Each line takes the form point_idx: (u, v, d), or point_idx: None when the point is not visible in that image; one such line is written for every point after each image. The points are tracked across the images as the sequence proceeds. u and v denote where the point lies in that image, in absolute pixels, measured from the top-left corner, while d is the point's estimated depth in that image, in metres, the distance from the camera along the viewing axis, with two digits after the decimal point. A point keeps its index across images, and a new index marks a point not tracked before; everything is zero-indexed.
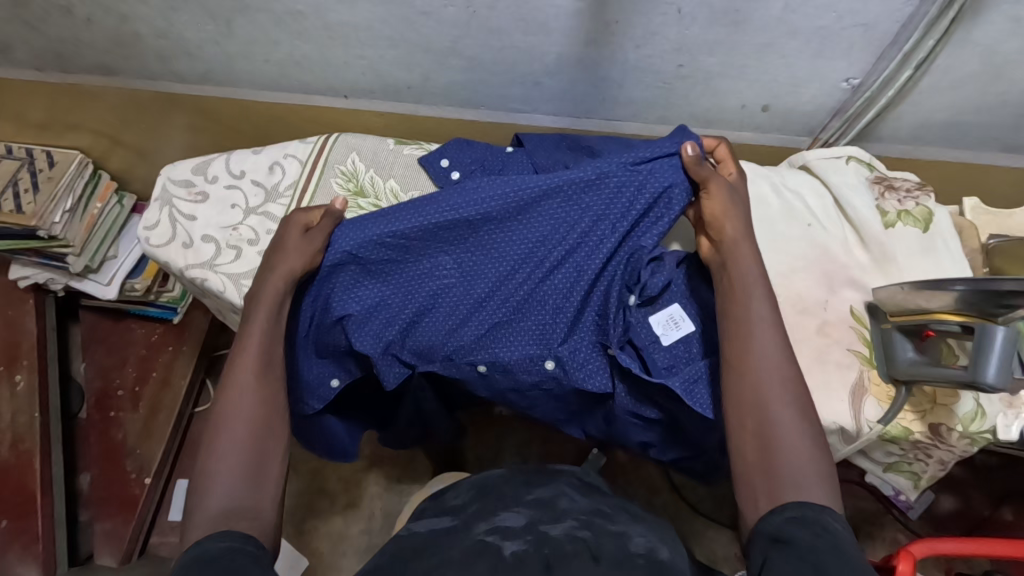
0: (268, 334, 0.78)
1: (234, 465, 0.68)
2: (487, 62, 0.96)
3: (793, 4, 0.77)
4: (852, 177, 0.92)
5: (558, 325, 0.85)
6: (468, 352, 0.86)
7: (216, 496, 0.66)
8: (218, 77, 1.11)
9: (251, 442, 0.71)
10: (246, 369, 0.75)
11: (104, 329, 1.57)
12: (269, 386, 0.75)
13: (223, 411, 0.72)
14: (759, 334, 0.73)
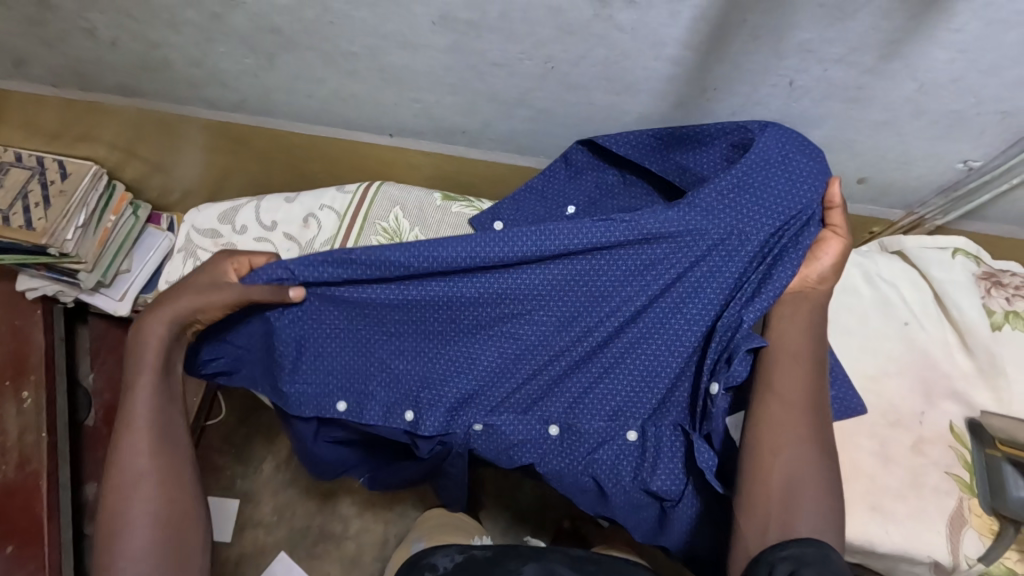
0: (157, 406, 0.72)
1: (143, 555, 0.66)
2: (557, 116, 0.86)
3: (929, 86, 0.67)
4: (960, 275, 0.83)
5: (644, 398, 0.79)
6: (541, 411, 0.81)
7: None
8: (252, 106, 1.01)
9: (159, 528, 0.67)
10: (138, 455, 0.70)
11: (115, 339, 1.49)
12: (164, 471, 0.70)
13: (119, 504, 0.68)
14: (792, 374, 0.70)
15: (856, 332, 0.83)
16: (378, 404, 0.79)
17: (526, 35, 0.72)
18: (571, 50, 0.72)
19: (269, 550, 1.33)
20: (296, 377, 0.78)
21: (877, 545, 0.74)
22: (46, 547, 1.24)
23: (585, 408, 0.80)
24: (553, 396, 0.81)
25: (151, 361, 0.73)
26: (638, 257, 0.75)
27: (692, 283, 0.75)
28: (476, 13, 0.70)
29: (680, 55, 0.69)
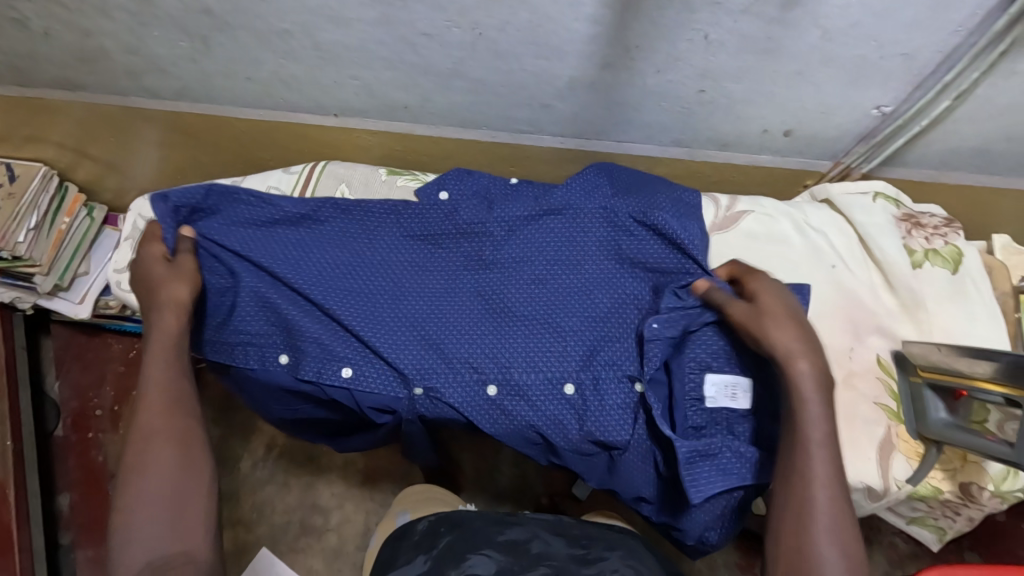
0: (172, 373, 0.75)
1: (155, 510, 0.66)
2: (492, 85, 0.89)
3: (832, 32, 0.71)
4: (880, 218, 0.87)
5: (574, 352, 0.85)
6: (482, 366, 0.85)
7: (135, 550, 0.64)
8: (195, 93, 1.02)
9: (173, 483, 0.68)
10: (156, 419, 0.71)
11: (79, 346, 1.48)
12: (179, 434, 0.71)
13: (138, 463, 0.69)
14: (817, 447, 0.67)
15: (788, 277, 0.87)
16: (314, 359, 0.84)
17: (450, 3, 0.74)
18: (495, 15, 0.75)
19: (250, 548, 1.33)
20: (246, 336, 0.86)
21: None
22: (17, 555, 1.23)
23: (522, 364, 0.85)
24: (495, 353, 0.85)
25: (157, 338, 0.77)
26: (552, 222, 0.89)
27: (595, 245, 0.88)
28: None
29: (598, 14, 0.72)
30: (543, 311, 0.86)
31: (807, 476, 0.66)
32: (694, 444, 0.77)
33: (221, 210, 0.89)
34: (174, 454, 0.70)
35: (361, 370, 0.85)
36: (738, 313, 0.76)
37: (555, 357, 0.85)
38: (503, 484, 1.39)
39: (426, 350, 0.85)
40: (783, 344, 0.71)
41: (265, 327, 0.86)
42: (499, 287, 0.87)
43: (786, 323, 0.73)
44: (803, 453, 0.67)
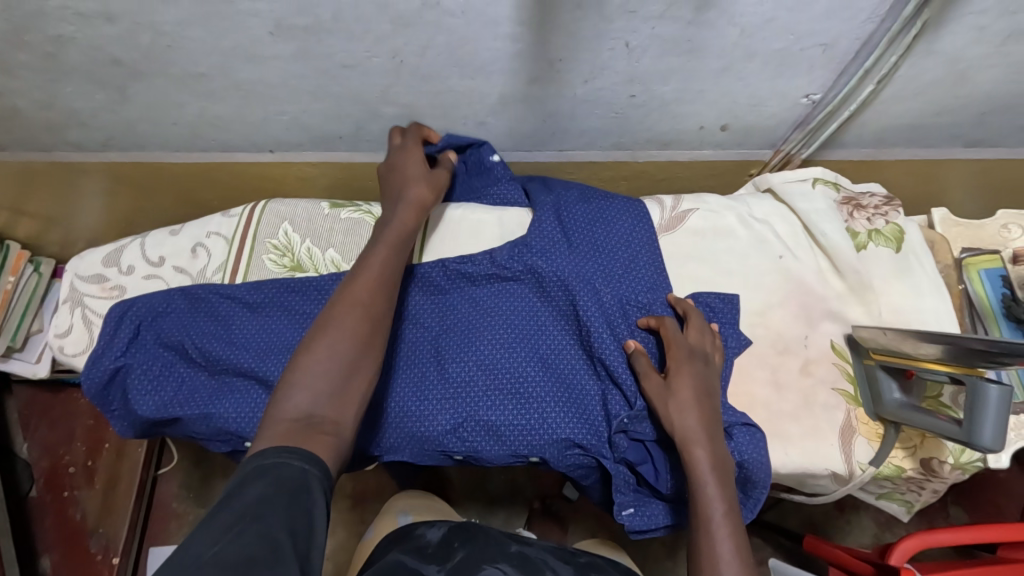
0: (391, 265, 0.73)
1: (328, 373, 0.63)
2: (423, 108, 0.87)
3: (750, 29, 0.71)
4: (822, 203, 0.88)
5: (537, 416, 0.79)
6: (439, 444, 0.80)
7: (302, 395, 0.62)
8: (122, 142, 0.99)
9: (355, 356, 0.65)
10: (362, 292, 0.69)
11: (45, 403, 1.43)
12: (378, 314, 0.68)
13: (327, 320, 0.66)
14: (711, 486, 0.68)
15: (738, 271, 0.87)
16: None
17: (364, 33, 0.72)
18: (412, 41, 0.73)
19: None
20: (200, 427, 0.84)
21: (778, 466, 0.79)
22: None
23: (482, 440, 0.80)
24: (452, 428, 0.80)
25: (396, 228, 0.75)
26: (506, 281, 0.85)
27: (549, 301, 0.84)
28: (309, 18, 0.70)
29: (516, 32, 0.71)
30: (501, 375, 0.81)
31: (710, 526, 0.66)
32: (634, 505, 0.79)
33: (170, 307, 0.88)
34: (366, 330, 0.66)
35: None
36: (650, 385, 0.76)
37: (516, 429, 0.79)
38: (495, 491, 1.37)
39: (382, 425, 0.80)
40: (686, 427, 0.71)
41: (213, 418, 0.83)
42: (453, 355, 0.82)
43: (692, 405, 0.73)
44: (703, 506, 0.68)
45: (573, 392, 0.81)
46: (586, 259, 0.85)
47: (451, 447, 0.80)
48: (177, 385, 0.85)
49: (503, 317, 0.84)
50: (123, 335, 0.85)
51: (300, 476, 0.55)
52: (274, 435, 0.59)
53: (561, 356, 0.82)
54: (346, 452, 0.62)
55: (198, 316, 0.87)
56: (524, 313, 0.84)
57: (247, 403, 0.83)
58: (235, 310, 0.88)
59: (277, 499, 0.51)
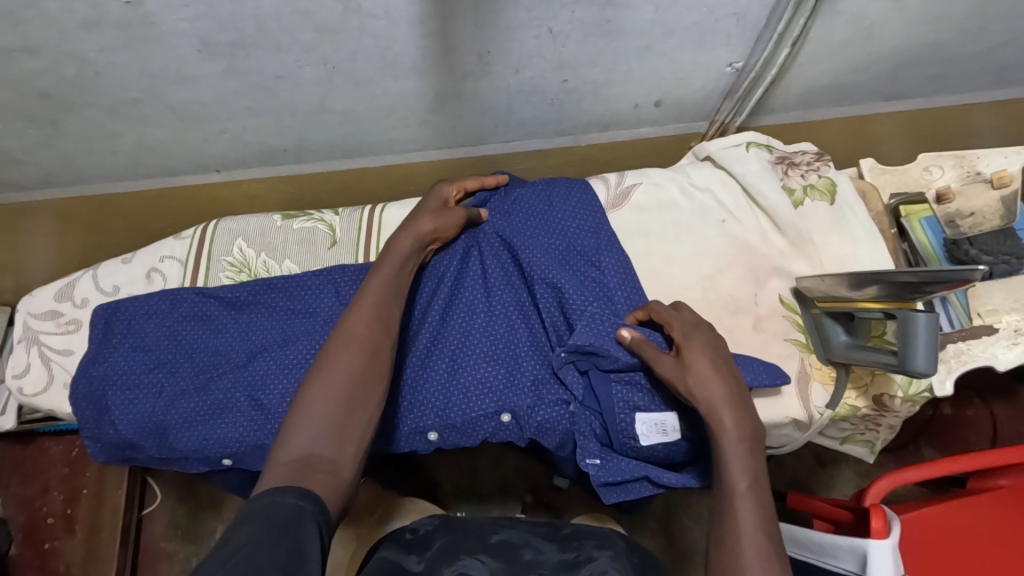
0: (388, 294, 0.73)
1: (325, 412, 0.62)
2: (362, 113, 0.88)
3: (663, 6, 0.74)
4: (756, 164, 0.91)
5: (510, 377, 0.81)
6: (415, 417, 0.81)
7: (297, 438, 0.60)
8: (64, 178, 0.98)
9: (347, 398, 0.63)
10: (356, 322, 0.69)
11: (14, 457, 1.40)
12: (372, 348, 0.67)
13: (323, 361, 0.66)
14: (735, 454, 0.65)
15: (683, 235, 0.91)
16: (254, 453, 0.81)
17: (292, 43, 0.73)
18: (341, 47, 0.75)
19: None
20: (171, 444, 0.81)
21: None
22: None
23: (451, 403, 0.81)
24: (426, 397, 0.81)
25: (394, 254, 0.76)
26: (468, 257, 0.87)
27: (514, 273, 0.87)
28: (233, 33, 0.70)
29: (440, 28, 0.73)
30: (473, 342, 0.83)
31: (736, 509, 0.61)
32: (599, 456, 0.79)
33: (142, 324, 0.87)
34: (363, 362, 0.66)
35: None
36: (665, 366, 0.73)
37: (481, 385, 0.81)
38: (485, 489, 1.40)
39: None
40: (710, 395, 0.68)
41: (189, 434, 0.81)
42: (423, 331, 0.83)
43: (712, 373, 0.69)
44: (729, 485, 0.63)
45: (532, 343, 0.83)
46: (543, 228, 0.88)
47: (424, 418, 0.80)
48: (151, 396, 0.83)
49: (467, 291, 0.86)
50: (104, 353, 0.86)
51: (293, 513, 0.52)
52: (273, 477, 0.56)
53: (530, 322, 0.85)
54: (347, 492, 0.59)
55: (171, 322, 0.87)
56: (489, 285, 0.86)
57: (223, 411, 0.82)
58: (207, 312, 0.88)
59: (267, 541, 0.48)
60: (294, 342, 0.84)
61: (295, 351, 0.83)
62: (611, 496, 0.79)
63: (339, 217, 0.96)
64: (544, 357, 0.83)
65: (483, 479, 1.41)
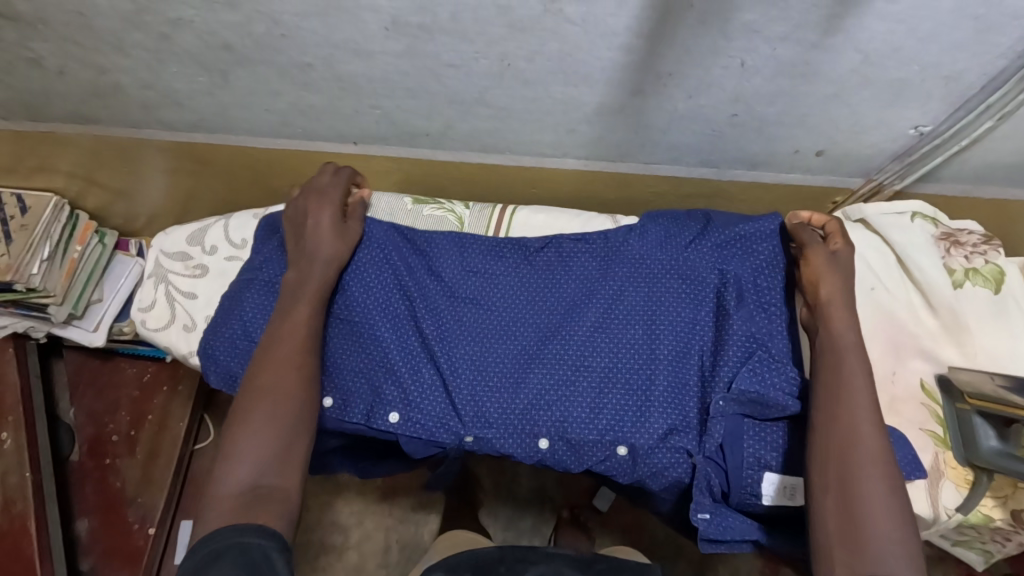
0: (306, 331, 0.78)
1: (260, 446, 0.69)
2: (518, 111, 0.87)
3: (874, 56, 0.69)
4: (920, 237, 0.85)
5: (636, 411, 0.80)
6: (529, 422, 0.81)
7: (244, 469, 0.68)
8: (211, 125, 1.00)
9: (278, 432, 0.71)
10: (281, 357, 0.75)
11: (91, 371, 1.46)
12: (304, 383, 0.74)
13: (255, 392, 0.72)
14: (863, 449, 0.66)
15: None
16: (364, 403, 0.83)
17: (478, 35, 0.72)
18: (524, 45, 0.73)
19: None
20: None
21: None
22: None
23: (572, 416, 0.81)
24: (545, 406, 0.82)
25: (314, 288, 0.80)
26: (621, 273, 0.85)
27: (671, 300, 0.83)
28: (426, 16, 0.70)
29: (631, 43, 0.70)
30: (605, 361, 0.82)
31: (843, 422, 0.68)
32: (711, 511, 0.76)
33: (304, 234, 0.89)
34: (280, 405, 0.72)
35: (410, 414, 0.82)
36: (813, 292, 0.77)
37: (603, 411, 0.80)
38: (522, 494, 1.39)
39: (464, 402, 0.82)
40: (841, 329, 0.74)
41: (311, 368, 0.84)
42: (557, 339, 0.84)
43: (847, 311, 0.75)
44: (844, 406, 0.69)
45: (670, 379, 0.81)
46: (706, 266, 0.84)
47: (541, 422, 0.81)
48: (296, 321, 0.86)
49: (614, 311, 0.84)
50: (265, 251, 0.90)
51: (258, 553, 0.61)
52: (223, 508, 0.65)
53: (673, 359, 0.81)
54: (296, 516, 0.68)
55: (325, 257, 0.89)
56: (635, 308, 0.84)
57: (357, 365, 0.84)
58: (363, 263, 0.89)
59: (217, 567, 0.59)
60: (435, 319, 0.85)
61: (434, 328, 0.85)
62: (709, 547, 0.77)
63: (469, 211, 0.96)
64: (678, 400, 0.80)
65: (520, 487, 1.39)
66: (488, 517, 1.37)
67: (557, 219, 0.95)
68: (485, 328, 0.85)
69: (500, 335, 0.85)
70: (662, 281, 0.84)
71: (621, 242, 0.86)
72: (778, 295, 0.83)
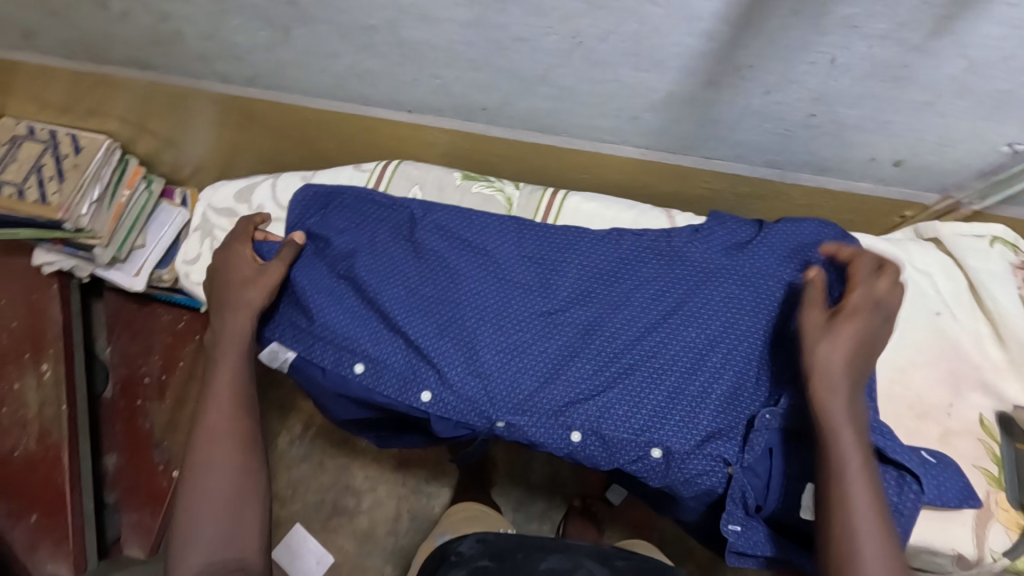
0: (233, 384, 0.83)
1: (216, 511, 0.76)
2: (581, 93, 0.83)
3: (979, 64, 0.64)
4: (999, 265, 0.80)
5: (674, 414, 0.78)
6: (562, 414, 0.80)
7: (196, 552, 0.73)
8: (266, 81, 0.99)
9: (228, 493, 0.77)
10: (219, 418, 0.80)
11: (129, 313, 1.49)
12: (239, 434, 0.80)
13: (200, 464, 0.78)
14: (859, 496, 0.64)
15: None
16: (395, 378, 0.83)
17: (552, 9, 0.69)
18: (600, 24, 0.69)
19: (285, 523, 1.41)
20: (326, 336, 0.85)
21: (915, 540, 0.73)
22: (69, 516, 1.26)
23: (608, 414, 0.79)
24: (579, 401, 0.80)
25: (231, 337, 0.84)
26: (669, 274, 0.83)
27: (719, 306, 0.80)
28: None
29: (714, 30, 0.66)
30: (645, 361, 0.80)
31: (837, 469, 0.65)
32: (741, 523, 0.75)
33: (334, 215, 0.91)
34: (234, 456, 0.79)
35: (441, 395, 0.81)
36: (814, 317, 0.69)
37: (641, 412, 0.78)
38: (535, 480, 1.38)
39: (497, 387, 0.81)
40: (828, 369, 0.66)
41: (342, 338, 0.85)
42: (596, 336, 0.82)
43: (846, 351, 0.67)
44: (837, 453, 0.66)
45: (716, 388, 0.78)
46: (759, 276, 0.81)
47: (575, 415, 0.79)
48: (327, 292, 0.86)
49: (656, 311, 0.82)
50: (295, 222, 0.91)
51: None
52: None
53: (718, 366, 0.79)
54: None
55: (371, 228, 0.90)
56: (679, 310, 0.81)
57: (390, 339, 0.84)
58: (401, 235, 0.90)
59: None
60: (473, 302, 0.85)
61: (470, 311, 0.84)
62: (735, 560, 0.78)
63: (519, 192, 0.94)
64: (721, 407, 0.78)
65: (535, 474, 1.39)
66: (498, 497, 1.37)
67: (608, 207, 0.92)
68: (523, 317, 0.84)
69: (537, 326, 0.83)
70: (713, 287, 0.81)
71: (671, 244, 0.84)
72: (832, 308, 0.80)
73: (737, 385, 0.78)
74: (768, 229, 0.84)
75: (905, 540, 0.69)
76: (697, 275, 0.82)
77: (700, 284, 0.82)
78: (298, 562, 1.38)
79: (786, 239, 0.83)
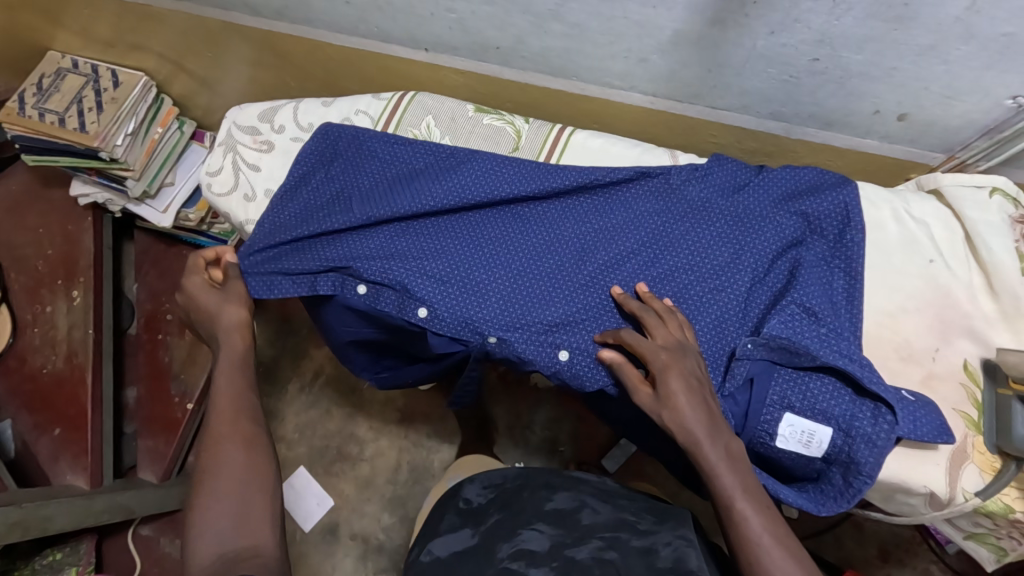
0: (235, 397, 0.77)
1: (223, 510, 0.67)
2: (591, 31, 0.85)
3: (982, 3, 0.65)
4: (996, 216, 0.79)
5: None
6: (552, 333, 0.82)
7: (210, 544, 0.65)
8: (293, 14, 1.04)
9: (239, 488, 0.69)
10: (224, 422, 0.74)
11: (156, 253, 1.57)
12: (245, 434, 0.74)
13: (207, 469, 0.70)
14: (758, 522, 0.65)
15: (877, 264, 0.82)
16: (395, 292, 0.86)
17: None
18: None
19: (290, 464, 1.46)
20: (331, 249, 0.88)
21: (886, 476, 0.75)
22: (90, 433, 1.31)
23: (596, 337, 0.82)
24: (569, 322, 0.83)
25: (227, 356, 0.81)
26: (665, 208, 0.85)
27: (710, 240, 0.83)
28: None
29: None
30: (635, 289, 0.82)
31: (729, 498, 0.67)
32: None
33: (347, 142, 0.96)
34: (242, 455, 0.72)
35: (437, 311, 0.84)
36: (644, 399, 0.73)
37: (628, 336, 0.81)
38: (534, 431, 1.42)
39: (491, 304, 0.84)
40: (683, 419, 0.69)
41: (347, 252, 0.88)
42: (589, 264, 0.85)
43: (686, 397, 0.70)
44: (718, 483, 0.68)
45: (702, 315, 0.80)
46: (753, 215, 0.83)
47: (564, 336, 0.82)
48: (335, 210, 0.90)
49: (650, 243, 0.84)
50: (312, 146, 0.96)
51: None
52: None
53: (706, 295, 0.81)
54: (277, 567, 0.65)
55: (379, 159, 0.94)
56: (672, 243, 0.83)
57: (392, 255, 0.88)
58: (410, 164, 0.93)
59: None
60: (474, 227, 0.88)
61: (471, 234, 0.88)
62: None
63: (528, 126, 0.98)
64: (706, 335, 0.79)
65: (534, 425, 1.43)
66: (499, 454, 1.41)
67: (614, 145, 0.95)
68: (520, 242, 0.87)
69: (534, 251, 0.86)
70: (707, 222, 0.84)
71: (669, 181, 0.86)
72: (824, 248, 0.82)
73: (724, 315, 0.80)
74: (766, 172, 0.86)
75: (875, 468, 0.72)
76: (692, 211, 0.85)
77: (694, 219, 0.84)
78: (301, 507, 1.43)
79: (783, 184, 0.85)
